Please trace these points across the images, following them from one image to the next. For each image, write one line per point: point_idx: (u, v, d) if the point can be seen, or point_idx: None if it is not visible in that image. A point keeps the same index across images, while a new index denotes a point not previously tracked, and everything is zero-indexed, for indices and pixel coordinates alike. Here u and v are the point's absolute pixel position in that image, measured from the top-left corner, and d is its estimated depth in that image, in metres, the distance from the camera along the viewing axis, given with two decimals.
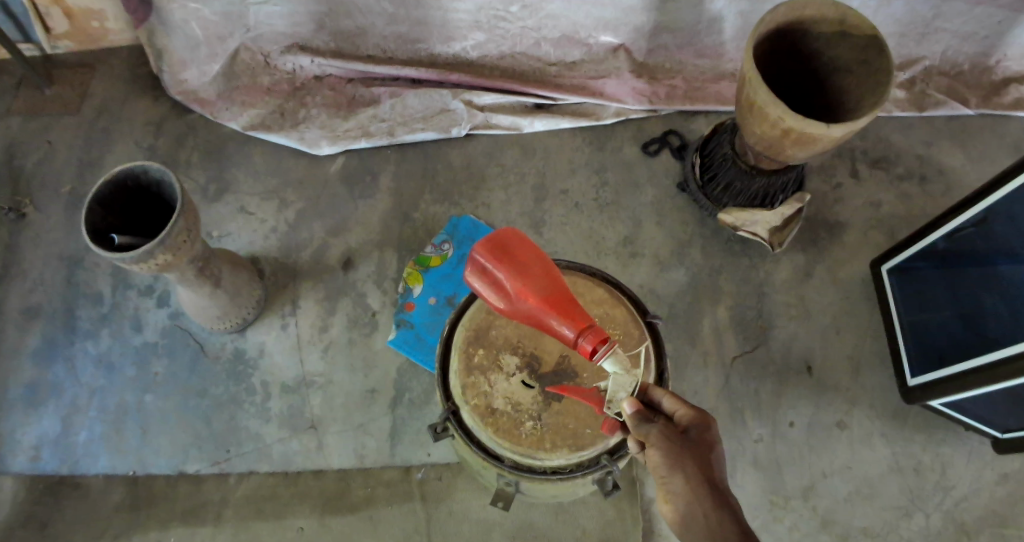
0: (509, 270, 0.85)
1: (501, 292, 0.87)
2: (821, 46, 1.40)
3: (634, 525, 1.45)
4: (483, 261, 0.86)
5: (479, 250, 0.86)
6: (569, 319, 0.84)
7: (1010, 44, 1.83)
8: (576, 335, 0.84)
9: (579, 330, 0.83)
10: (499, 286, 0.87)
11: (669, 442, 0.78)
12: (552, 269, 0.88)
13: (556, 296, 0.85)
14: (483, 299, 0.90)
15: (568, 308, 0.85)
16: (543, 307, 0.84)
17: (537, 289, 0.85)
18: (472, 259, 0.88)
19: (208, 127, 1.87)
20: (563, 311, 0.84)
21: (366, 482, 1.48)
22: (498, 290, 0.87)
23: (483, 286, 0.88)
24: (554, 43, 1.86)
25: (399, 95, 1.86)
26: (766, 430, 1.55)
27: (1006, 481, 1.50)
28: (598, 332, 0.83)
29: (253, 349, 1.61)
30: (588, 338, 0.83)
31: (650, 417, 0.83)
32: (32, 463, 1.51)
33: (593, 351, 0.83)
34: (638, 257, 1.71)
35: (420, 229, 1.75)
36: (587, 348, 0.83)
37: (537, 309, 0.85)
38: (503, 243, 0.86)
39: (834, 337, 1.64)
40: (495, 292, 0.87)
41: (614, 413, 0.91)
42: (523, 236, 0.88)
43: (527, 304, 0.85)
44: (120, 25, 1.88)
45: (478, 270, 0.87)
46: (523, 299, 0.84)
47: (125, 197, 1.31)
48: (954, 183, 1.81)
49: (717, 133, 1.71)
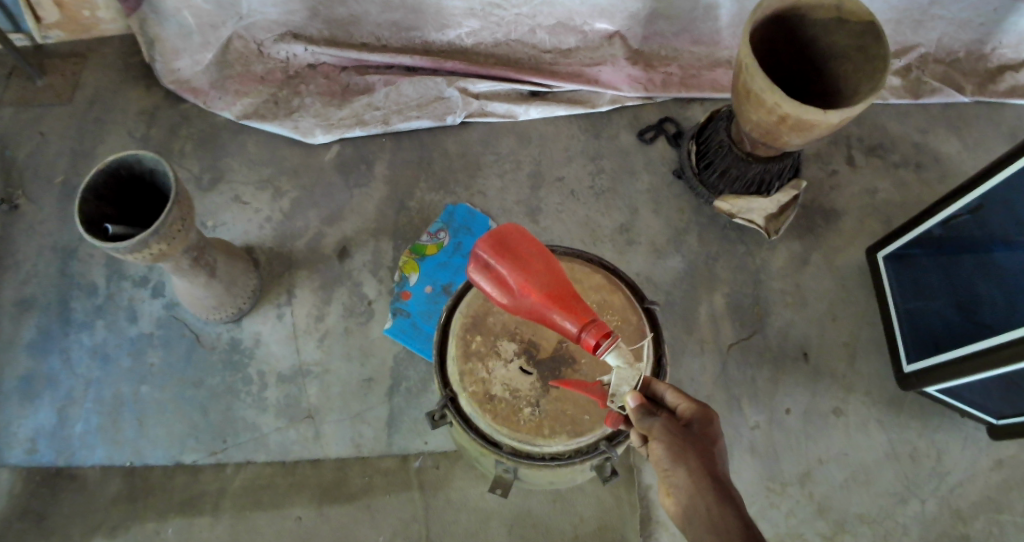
0: (511, 264, 0.84)
1: (504, 288, 0.86)
2: (819, 32, 1.40)
3: (632, 510, 1.46)
4: (485, 256, 0.86)
5: (480, 247, 0.86)
6: (572, 314, 0.84)
7: (1005, 31, 1.83)
8: (578, 329, 0.84)
9: (582, 325, 0.84)
10: (501, 281, 0.86)
11: (671, 435, 0.78)
12: (555, 263, 0.87)
13: (558, 291, 0.85)
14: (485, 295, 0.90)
15: (570, 303, 0.85)
16: (545, 302, 0.84)
17: (539, 285, 0.84)
18: (474, 256, 0.88)
19: (201, 116, 1.86)
20: (565, 306, 0.84)
21: (363, 471, 1.48)
22: (499, 285, 0.87)
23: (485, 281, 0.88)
24: (549, 30, 1.85)
25: (393, 83, 1.85)
26: (763, 417, 1.55)
27: (1001, 467, 1.51)
28: (600, 327, 0.83)
29: (249, 339, 1.60)
30: (591, 332, 0.83)
31: (652, 411, 0.83)
32: (29, 456, 1.50)
33: (596, 345, 0.83)
34: (635, 244, 1.71)
35: (416, 218, 1.74)
36: (590, 342, 0.83)
37: (540, 303, 0.85)
38: (505, 239, 0.85)
39: (830, 324, 1.65)
40: (497, 288, 0.87)
41: (617, 407, 0.91)
42: (525, 231, 0.87)
43: (530, 299, 0.84)
44: (111, 15, 1.87)
45: (481, 265, 0.87)
46: (525, 294, 0.84)
47: (118, 185, 1.30)
48: (950, 169, 1.81)
49: (712, 120, 1.70)
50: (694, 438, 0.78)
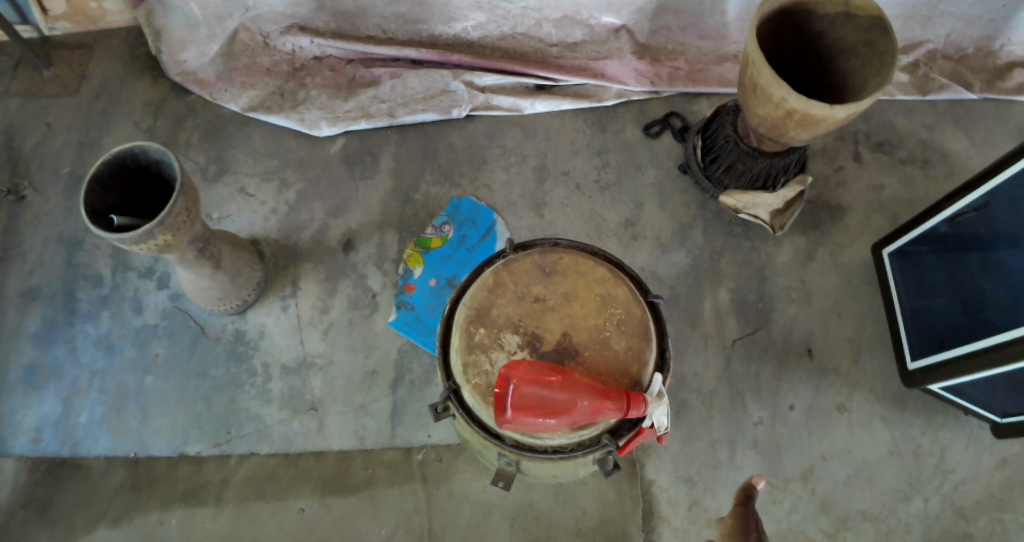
0: (556, 388, 0.88)
1: (560, 414, 0.87)
2: (826, 27, 1.39)
3: (634, 505, 1.46)
4: (532, 395, 0.86)
5: (523, 389, 0.86)
6: (616, 399, 0.93)
7: (1014, 28, 1.82)
8: (626, 409, 0.94)
9: (627, 402, 0.94)
10: (556, 410, 0.87)
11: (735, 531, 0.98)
12: (571, 372, 0.93)
13: (595, 388, 0.93)
14: (538, 426, 0.88)
15: (608, 392, 0.94)
16: (597, 399, 0.91)
17: (583, 390, 0.91)
18: (520, 402, 0.85)
19: (207, 108, 1.86)
20: (609, 396, 0.93)
21: (366, 463, 1.48)
22: (555, 414, 0.87)
23: (539, 419, 0.87)
24: (555, 24, 1.85)
25: (399, 76, 1.85)
26: (766, 412, 1.55)
27: (1006, 466, 1.50)
28: (634, 394, 0.96)
29: (253, 330, 1.61)
30: (634, 401, 0.95)
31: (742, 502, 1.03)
32: (33, 445, 1.51)
33: (641, 408, 0.96)
34: (639, 239, 1.71)
35: (420, 211, 1.74)
36: (637, 409, 0.96)
37: (592, 405, 0.91)
38: (532, 373, 0.88)
39: (834, 320, 1.64)
40: (555, 418, 0.87)
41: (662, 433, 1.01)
42: (532, 360, 0.91)
43: (584, 407, 0.90)
44: (118, 6, 1.87)
45: (533, 410, 0.86)
46: (579, 405, 0.89)
47: (127, 176, 1.31)
48: (957, 166, 1.80)
49: (719, 114, 1.69)
50: (750, 508, 1.02)
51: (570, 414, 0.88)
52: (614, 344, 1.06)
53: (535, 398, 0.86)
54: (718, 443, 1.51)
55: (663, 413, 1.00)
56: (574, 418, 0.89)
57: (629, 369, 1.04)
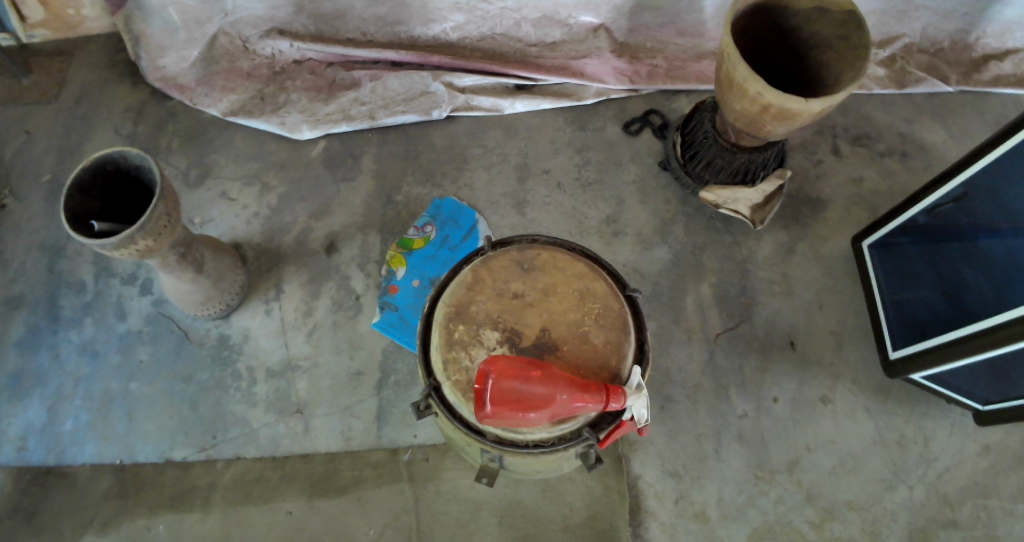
0: (534, 381, 0.88)
1: (539, 407, 0.88)
2: (800, 22, 1.41)
3: (621, 500, 1.46)
4: (511, 388, 0.87)
5: (501, 383, 0.87)
6: (596, 391, 0.93)
7: (989, 20, 1.84)
8: (605, 402, 0.95)
9: (607, 396, 0.95)
10: (534, 403, 0.87)
11: None
12: (551, 365, 0.94)
13: (574, 380, 0.93)
14: (519, 420, 0.89)
15: (587, 384, 0.94)
16: (575, 391, 0.91)
17: (562, 383, 0.91)
18: (499, 395, 0.86)
19: (188, 112, 1.86)
20: (588, 388, 0.93)
21: (354, 464, 1.48)
22: (533, 407, 0.87)
23: (519, 412, 0.87)
24: (534, 23, 1.86)
25: (379, 78, 1.86)
26: (751, 406, 1.56)
27: (989, 453, 1.52)
28: (613, 386, 0.97)
29: (237, 334, 1.61)
30: (614, 394, 0.95)
31: None
32: (19, 454, 1.50)
33: (620, 400, 0.96)
34: (621, 235, 1.72)
35: (403, 211, 1.74)
36: (616, 401, 0.96)
37: (571, 398, 0.91)
38: (511, 368, 0.89)
39: (817, 312, 1.66)
40: (535, 411, 0.88)
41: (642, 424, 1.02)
42: (511, 355, 0.92)
43: (563, 399, 0.90)
44: (96, 12, 1.87)
45: (512, 404, 0.86)
46: (557, 397, 0.90)
47: (106, 181, 1.31)
48: (936, 158, 1.82)
49: (697, 111, 1.72)
50: None
51: (548, 408, 0.88)
52: (593, 337, 1.07)
53: (513, 392, 0.87)
54: (703, 437, 1.52)
55: (643, 406, 1.01)
56: (553, 411, 0.89)
57: (608, 362, 1.05)
